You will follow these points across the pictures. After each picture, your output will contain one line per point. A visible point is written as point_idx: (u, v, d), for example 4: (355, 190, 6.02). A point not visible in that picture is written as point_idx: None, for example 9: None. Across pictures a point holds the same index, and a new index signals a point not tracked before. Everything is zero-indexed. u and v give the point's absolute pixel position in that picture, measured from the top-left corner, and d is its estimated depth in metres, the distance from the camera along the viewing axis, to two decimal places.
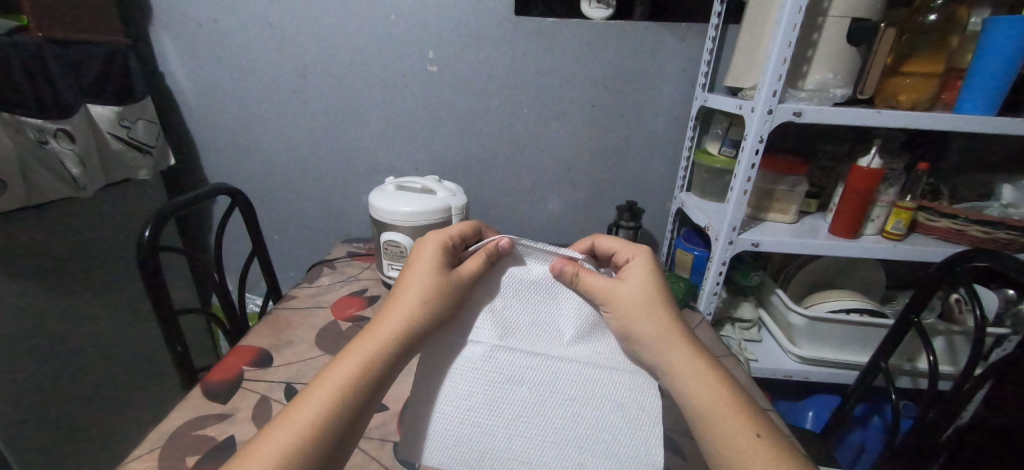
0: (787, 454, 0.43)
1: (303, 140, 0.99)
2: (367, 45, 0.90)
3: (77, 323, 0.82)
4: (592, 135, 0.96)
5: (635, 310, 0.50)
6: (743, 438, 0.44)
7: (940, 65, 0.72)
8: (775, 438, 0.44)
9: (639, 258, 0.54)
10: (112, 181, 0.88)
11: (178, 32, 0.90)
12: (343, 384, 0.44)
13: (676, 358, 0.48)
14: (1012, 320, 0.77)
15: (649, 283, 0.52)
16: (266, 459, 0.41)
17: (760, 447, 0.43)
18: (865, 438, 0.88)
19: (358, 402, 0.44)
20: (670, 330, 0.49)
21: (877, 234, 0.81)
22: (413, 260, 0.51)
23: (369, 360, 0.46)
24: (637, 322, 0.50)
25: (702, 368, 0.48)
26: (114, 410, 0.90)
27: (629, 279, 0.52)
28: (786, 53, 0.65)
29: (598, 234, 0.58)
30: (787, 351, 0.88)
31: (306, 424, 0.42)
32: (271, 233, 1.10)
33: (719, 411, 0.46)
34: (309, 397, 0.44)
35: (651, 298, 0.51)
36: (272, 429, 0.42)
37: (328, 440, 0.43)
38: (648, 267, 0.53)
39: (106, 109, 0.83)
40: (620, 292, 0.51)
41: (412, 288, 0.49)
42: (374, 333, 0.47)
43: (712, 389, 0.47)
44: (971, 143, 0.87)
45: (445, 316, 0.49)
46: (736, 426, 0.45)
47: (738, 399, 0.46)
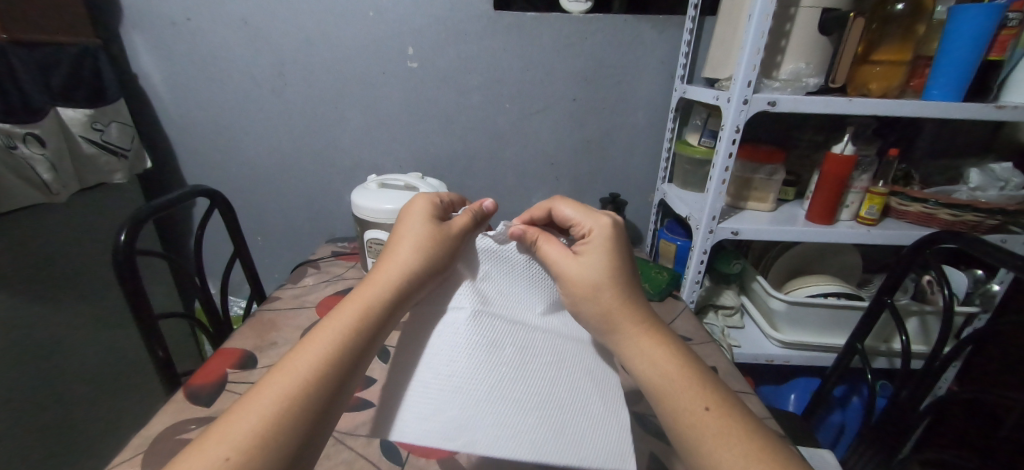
0: (735, 422, 0.44)
1: (284, 140, 0.98)
2: (346, 42, 0.89)
3: (55, 331, 0.80)
4: (574, 129, 0.97)
5: (585, 292, 0.49)
6: (694, 411, 0.45)
7: (907, 54, 0.74)
8: (724, 407, 0.45)
9: (598, 231, 0.51)
10: (87, 186, 0.86)
11: (151, 32, 0.88)
12: (341, 332, 0.44)
13: (621, 337, 0.49)
14: (981, 299, 0.80)
15: (604, 262, 0.50)
16: (267, 405, 0.40)
17: (708, 419, 0.44)
18: (844, 417, 0.92)
19: (355, 350, 0.44)
20: (621, 312, 0.49)
21: (852, 220, 0.83)
22: (406, 215, 0.52)
23: (365, 308, 0.45)
24: (584, 303, 0.50)
25: (650, 346, 0.48)
26: (95, 417, 0.89)
27: (585, 256, 0.50)
28: (760, 44, 0.66)
29: (558, 199, 0.55)
30: (768, 336, 0.90)
31: (305, 372, 0.41)
32: (253, 235, 1.09)
33: (672, 386, 0.46)
34: (308, 345, 0.43)
35: (599, 280, 0.49)
36: (272, 376, 0.41)
37: (328, 384, 0.42)
38: (605, 242, 0.51)
39: (77, 112, 0.82)
40: (571, 270, 0.50)
41: (406, 240, 0.49)
42: (372, 281, 0.47)
43: (659, 368, 0.47)
44: (941, 129, 0.89)
45: (438, 264, 0.49)
46: (688, 399, 0.45)
47: (689, 374, 0.47)
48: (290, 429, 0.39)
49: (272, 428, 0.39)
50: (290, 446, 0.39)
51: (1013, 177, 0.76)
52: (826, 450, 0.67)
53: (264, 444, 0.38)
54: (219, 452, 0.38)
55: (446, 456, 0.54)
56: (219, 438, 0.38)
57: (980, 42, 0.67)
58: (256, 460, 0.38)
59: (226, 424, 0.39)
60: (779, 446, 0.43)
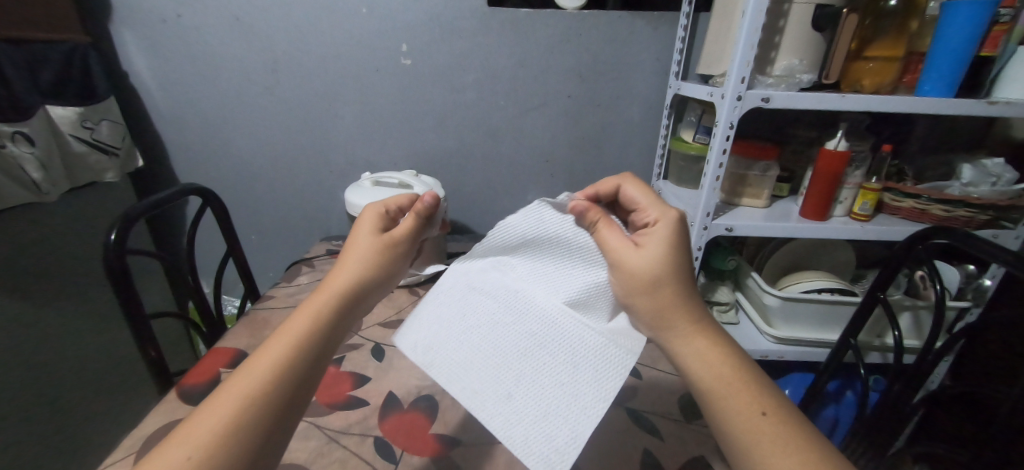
0: (790, 427, 0.42)
1: (277, 139, 0.97)
2: (338, 40, 0.89)
3: (45, 331, 0.80)
4: (569, 126, 0.96)
5: (642, 286, 0.45)
6: (749, 416, 0.42)
7: (900, 50, 0.74)
8: (779, 411, 0.42)
9: (664, 223, 0.47)
10: (77, 185, 0.85)
11: (141, 28, 0.88)
12: (294, 341, 0.43)
13: (674, 335, 0.45)
14: (973, 294, 0.80)
15: (666, 255, 0.46)
16: (222, 412, 0.39)
17: (763, 423, 0.42)
18: (838, 412, 0.93)
19: (309, 357, 0.43)
20: (677, 310, 0.45)
21: (845, 215, 0.84)
22: (355, 231, 0.50)
23: (318, 315, 0.44)
24: (637, 297, 0.46)
25: (704, 345, 0.45)
26: (88, 417, 0.89)
27: (647, 247, 0.46)
28: (754, 40, 0.66)
29: (629, 179, 0.53)
30: (762, 332, 0.91)
31: (258, 380, 0.41)
32: (247, 233, 1.09)
33: (725, 387, 0.43)
34: (260, 355, 0.42)
35: (659, 275, 0.45)
36: (227, 386, 0.40)
37: (283, 391, 0.41)
38: (669, 236, 0.47)
39: (67, 111, 0.81)
40: (630, 260, 0.45)
41: (354, 250, 0.48)
42: (323, 288, 0.46)
43: (713, 370, 0.44)
44: (934, 125, 0.90)
45: (388, 273, 0.49)
46: (742, 403, 0.42)
47: (742, 376, 0.44)
48: (245, 434, 0.39)
49: (228, 433, 0.38)
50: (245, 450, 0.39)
51: (1004, 172, 0.77)
52: None
53: (220, 448, 0.38)
54: (175, 458, 0.37)
55: (441, 455, 0.54)
56: (177, 445, 0.38)
57: (973, 38, 0.67)
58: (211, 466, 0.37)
59: (181, 434, 0.38)
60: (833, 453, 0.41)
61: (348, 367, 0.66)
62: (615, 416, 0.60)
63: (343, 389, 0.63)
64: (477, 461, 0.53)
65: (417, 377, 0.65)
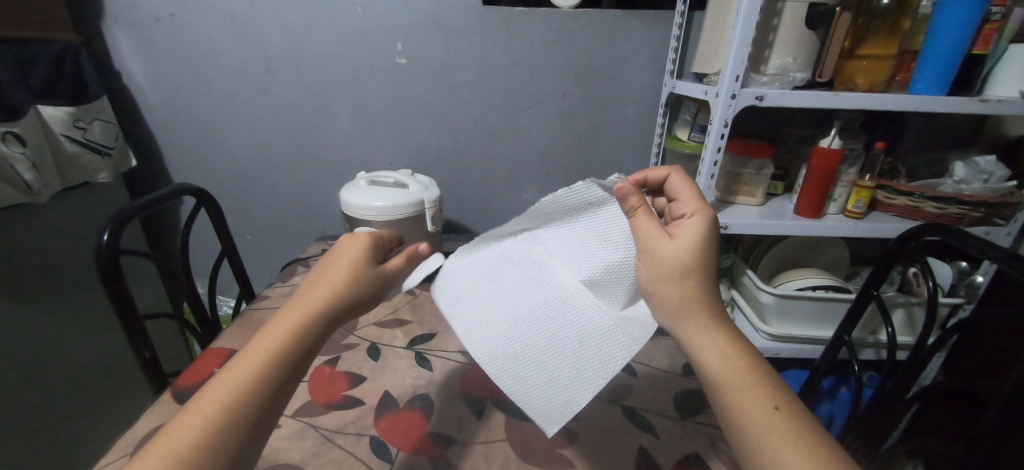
0: (803, 424, 0.41)
1: (272, 138, 0.97)
2: (333, 39, 0.88)
3: (38, 332, 0.79)
4: (564, 124, 0.97)
5: (671, 274, 0.45)
6: (761, 410, 0.42)
7: (892, 48, 0.74)
8: (792, 407, 0.42)
9: (699, 218, 0.47)
10: (69, 185, 0.85)
11: (134, 28, 0.87)
12: (264, 357, 0.42)
13: (691, 327, 0.45)
14: (966, 290, 0.81)
15: (696, 249, 0.46)
16: (187, 430, 0.38)
17: (776, 417, 0.41)
18: (833, 409, 0.93)
19: (278, 379, 0.42)
20: (697, 302, 0.45)
21: (839, 213, 0.84)
22: (338, 252, 0.49)
23: (292, 331, 0.43)
24: (663, 284, 0.45)
25: (719, 339, 0.45)
26: (81, 419, 0.88)
27: (680, 238, 0.46)
28: (748, 38, 0.66)
29: (679, 171, 0.53)
30: (758, 330, 0.91)
31: (224, 403, 0.39)
32: (242, 233, 1.08)
33: (738, 381, 0.43)
34: (229, 371, 0.41)
35: (688, 265, 0.45)
36: (194, 403, 0.39)
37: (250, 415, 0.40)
38: (703, 231, 0.47)
39: (58, 110, 0.80)
40: (661, 248, 0.45)
41: (336, 268, 0.47)
42: (299, 306, 0.45)
43: (728, 364, 0.44)
44: (927, 123, 0.90)
45: (367, 297, 0.48)
46: (755, 397, 0.42)
47: (756, 371, 0.44)
48: (212, 451, 0.38)
49: (195, 450, 0.37)
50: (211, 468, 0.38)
51: (996, 169, 0.77)
52: None
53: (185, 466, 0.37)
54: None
55: (437, 454, 0.54)
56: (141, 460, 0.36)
57: (965, 36, 0.68)
58: None
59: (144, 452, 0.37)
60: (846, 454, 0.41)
61: (344, 367, 0.66)
62: (611, 414, 0.60)
63: (338, 388, 0.63)
64: (473, 460, 0.53)
65: (413, 376, 0.65)
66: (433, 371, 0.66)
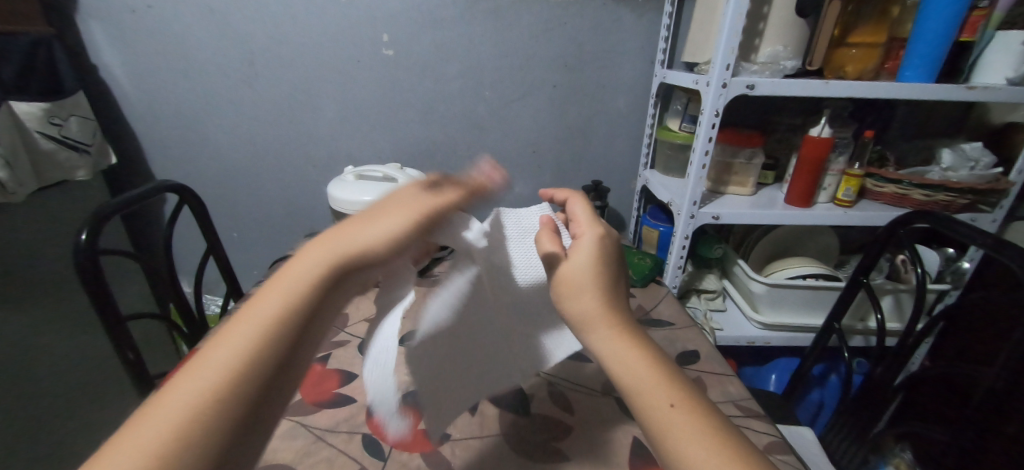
0: (705, 418, 0.37)
1: (257, 134, 0.95)
2: (316, 29, 0.86)
3: (18, 334, 0.77)
4: (555, 115, 0.96)
5: (570, 291, 0.44)
6: (660, 410, 0.38)
7: (882, 36, 0.74)
8: (693, 402, 0.38)
9: (587, 238, 0.46)
10: (46, 183, 0.82)
11: (109, 20, 0.84)
12: (287, 300, 0.36)
13: (591, 336, 0.42)
14: (953, 276, 0.83)
15: (594, 263, 0.44)
16: (199, 386, 0.32)
17: (675, 418, 0.37)
18: (823, 395, 0.94)
19: (288, 338, 0.35)
20: (597, 309, 0.42)
21: (829, 202, 0.85)
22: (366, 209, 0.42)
23: (313, 278, 0.37)
24: (568, 302, 0.44)
25: (620, 338, 0.41)
26: (65, 422, 0.86)
27: (575, 256, 0.45)
28: (739, 26, 0.65)
29: (576, 196, 0.53)
30: (749, 318, 0.92)
31: (218, 372, 0.33)
32: (229, 230, 1.06)
33: (637, 381, 0.39)
34: (248, 313, 0.35)
35: (583, 281, 0.43)
36: (206, 349, 0.33)
37: (250, 382, 0.33)
38: (597, 246, 0.46)
39: (32, 106, 0.77)
40: (562, 271, 0.45)
41: (365, 216, 0.42)
42: (312, 255, 0.38)
43: (625, 365, 0.40)
44: (915, 111, 0.91)
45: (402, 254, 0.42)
46: (654, 396, 0.38)
47: (658, 369, 0.40)
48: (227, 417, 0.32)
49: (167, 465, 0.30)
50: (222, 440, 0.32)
51: (983, 156, 0.77)
52: (805, 429, 0.70)
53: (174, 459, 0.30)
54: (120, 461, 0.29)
55: (431, 451, 0.53)
56: (145, 421, 0.31)
57: (953, 22, 0.68)
58: None
59: (146, 412, 0.31)
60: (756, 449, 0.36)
61: (335, 365, 0.65)
62: (604, 407, 0.60)
63: (329, 386, 0.62)
64: (466, 456, 0.53)
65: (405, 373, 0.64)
66: None
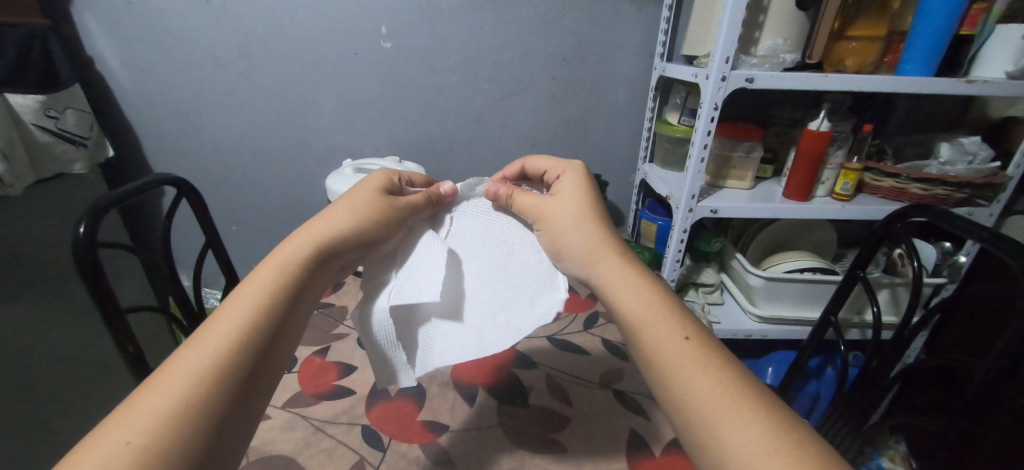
0: (714, 353, 0.42)
1: (255, 127, 0.95)
2: (314, 21, 0.85)
3: (19, 326, 0.77)
4: (554, 109, 0.95)
5: (567, 224, 0.51)
6: (673, 343, 0.43)
7: (882, 29, 0.74)
8: (705, 339, 0.44)
9: (570, 174, 0.55)
10: (43, 177, 0.81)
11: (105, 11, 0.84)
12: (263, 292, 0.42)
13: (605, 270, 0.49)
14: (949, 270, 0.83)
15: (579, 196, 0.53)
16: (185, 372, 0.37)
17: (688, 347, 0.42)
18: (820, 387, 0.95)
19: (275, 317, 0.42)
20: (602, 245, 0.50)
21: (828, 196, 0.85)
22: (344, 196, 0.51)
23: (283, 267, 0.44)
24: (568, 237, 0.51)
25: (634, 277, 0.48)
26: (65, 415, 0.87)
27: (561, 196, 0.53)
28: (739, 18, 0.65)
29: (527, 157, 0.58)
30: (747, 312, 0.92)
31: (217, 344, 0.39)
32: (228, 224, 1.06)
33: (650, 317, 0.45)
34: (228, 306, 0.41)
35: (578, 211, 0.52)
36: (194, 340, 0.39)
37: (245, 355, 0.39)
38: (578, 182, 0.54)
39: (28, 99, 0.77)
40: (551, 209, 0.52)
41: (340, 205, 0.49)
42: (294, 240, 0.46)
43: (642, 301, 0.46)
44: (914, 104, 0.91)
45: (372, 235, 0.49)
46: (665, 330, 0.44)
47: (668, 308, 0.45)
48: (218, 395, 0.37)
49: (176, 422, 0.35)
50: (223, 403, 0.37)
51: (981, 150, 0.78)
52: None
53: (180, 418, 0.35)
54: (115, 439, 0.34)
55: (430, 441, 0.54)
56: (139, 401, 0.36)
57: (954, 15, 0.68)
58: (169, 435, 0.35)
59: (134, 399, 0.36)
60: (755, 378, 0.42)
61: (335, 357, 0.66)
62: (602, 398, 0.60)
63: (329, 378, 0.62)
64: (464, 447, 0.53)
65: None
66: None
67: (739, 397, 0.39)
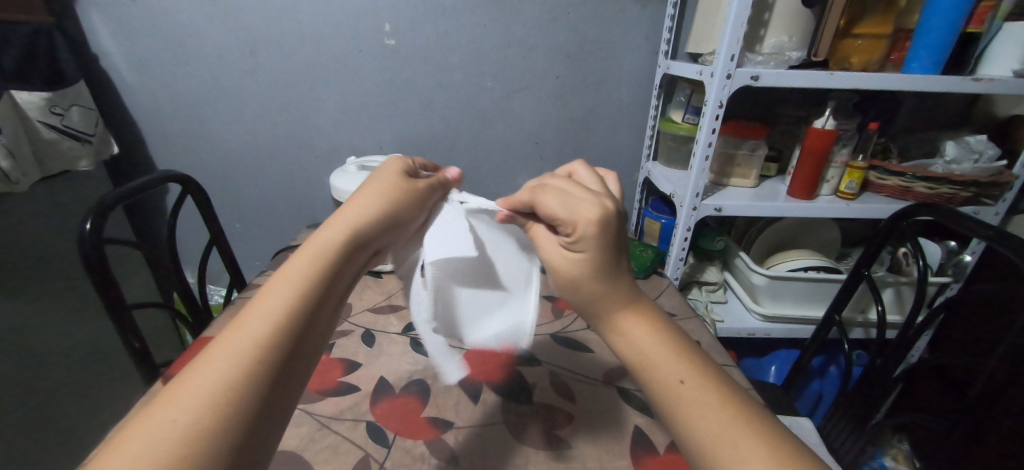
0: (715, 394, 0.39)
1: (259, 124, 0.95)
2: (318, 18, 0.85)
3: (26, 322, 0.77)
4: (557, 106, 0.95)
5: (566, 279, 0.44)
6: (669, 384, 0.39)
7: (888, 26, 0.74)
8: (702, 379, 0.39)
9: (584, 225, 0.42)
10: (49, 174, 0.82)
11: (110, 9, 0.84)
12: (297, 276, 0.39)
13: (602, 306, 0.43)
14: (954, 269, 0.82)
15: (581, 251, 0.43)
16: (227, 355, 0.35)
17: (683, 395, 0.39)
18: (823, 387, 0.95)
19: (312, 301, 0.39)
20: (602, 292, 0.43)
21: (832, 194, 0.85)
22: (370, 183, 0.48)
23: (318, 254, 0.41)
24: (567, 290, 0.45)
25: (630, 315, 0.43)
26: (71, 412, 0.87)
27: (568, 248, 0.44)
28: (744, 16, 0.65)
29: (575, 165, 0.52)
30: (750, 310, 0.92)
31: (258, 329, 0.36)
32: (232, 221, 1.07)
33: (647, 355, 0.41)
34: (265, 291, 0.38)
35: (579, 271, 0.44)
36: (233, 323, 0.36)
37: (283, 339, 0.36)
38: (590, 232, 0.42)
39: (34, 96, 0.77)
40: (557, 263, 0.45)
41: (366, 190, 0.47)
42: (327, 228, 0.43)
43: (637, 341, 0.42)
44: (920, 102, 0.90)
45: (398, 219, 0.47)
46: (663, 370, 0.40)
47: (665, 343, 0.41)
48: (257, 386, 0.34)
49: (220, 412, 0.32)
50: (262, 393, 0.34)
51: (987, 149, 0.77)
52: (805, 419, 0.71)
53: (225, 407, 0.33)
54: (163, 418, 0.32)
55: (434, 438, 0.54)
56: (183, 386, 0.33)
57: (963, 12, 0.68)
58: (214, 423, 0.32)
59: (179, 380, 0.33)
60: (767, 417, 0.38)
61: (339, 354, 0.66)
62: (606, 396, 0.60)
63: (334, 375, 0.62)
64: (469, 444, 0.53)
65: (408, 362, 0.65)
66: (428, 356, 0.66)
67: (748, 445, 0.36)
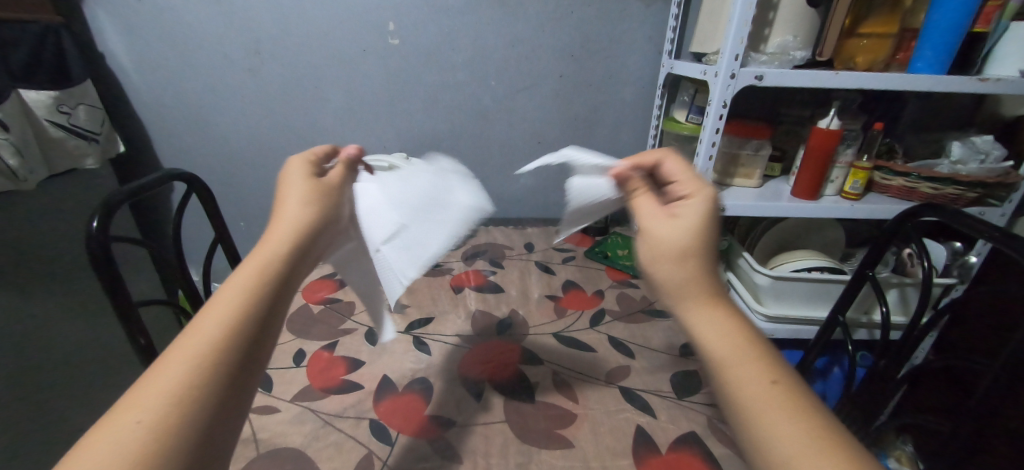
0: (807, 408, 0.33)
1: (263, 124, 0.95)
2: (322, 17, 0.86)
3: (34, 319, 0.78)
4: (560, 106, 0.95)
5: (667, 252, 0.40)
6: (757, 387, 0.34)
7: (894, 26, 0.73)
8: (794, 386, 0.34)
9: (703, 199, 0.42)
10: (56, 172, 0.82)
11: (116, 8, 0.84)
12: (248, 281, 0.35)
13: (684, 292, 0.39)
14: (959, 271, 0.82)
15: (696, 223, 0.41)
16: (185, 361, 0.31)
17: (775, 396, 0.34)
18: (826, 388, 0.94)
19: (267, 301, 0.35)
20: (691, 276, 0.39)
21: (836, 195, 0.84)
22: (286, 183, 0.43)
23: (265, 258, 0.37)
24: (661, 266, 0.40)
25: (714, 307, 0.38)
26: (78, 408, 0.88)
27: (681, 216, 0.41)
28: (749, 15, 0.64)
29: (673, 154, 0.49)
30: (753, 310, 0.92)
31: (210, 335, 0.32)
32: (236, 220, 1.07)
33: (732, 352, 0.36)
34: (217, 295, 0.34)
35: (689, 242, 0.40)
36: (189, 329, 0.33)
37: (242, 345, 0.33)
38: (705, 211, 0.41)
39: (41, 95, 0.78)
40: (661, 230, 0.41)
41: (289, 193, 0.42)
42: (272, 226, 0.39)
43: (722, 333, 0.37)
44: (926, 102, 0.90)
45: (332, 215, 0.43)
46: (749, 371, 0.35)
47: (750, 343, 0.36)
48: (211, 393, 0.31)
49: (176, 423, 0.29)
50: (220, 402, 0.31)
51: (993, 149, 0.77)
52: None
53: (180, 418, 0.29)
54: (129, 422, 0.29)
55: (437, 436, 0.54)
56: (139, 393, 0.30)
57: (970, 12, 0.67)
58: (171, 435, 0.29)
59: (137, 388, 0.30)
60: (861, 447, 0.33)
61: (342, 352, 0.66)
62: (609, 396, 0.60)
63: (337, 372, 0.63)
64: (472, 442, 0.53)
65: (411, 361, 0.65)
66: (431, 355, 0.66)
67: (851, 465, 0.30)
